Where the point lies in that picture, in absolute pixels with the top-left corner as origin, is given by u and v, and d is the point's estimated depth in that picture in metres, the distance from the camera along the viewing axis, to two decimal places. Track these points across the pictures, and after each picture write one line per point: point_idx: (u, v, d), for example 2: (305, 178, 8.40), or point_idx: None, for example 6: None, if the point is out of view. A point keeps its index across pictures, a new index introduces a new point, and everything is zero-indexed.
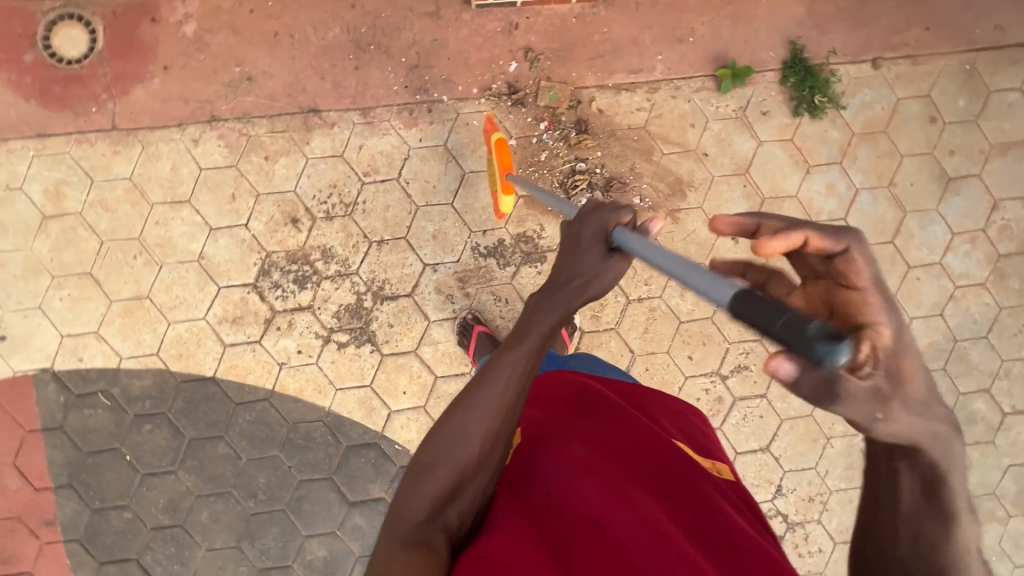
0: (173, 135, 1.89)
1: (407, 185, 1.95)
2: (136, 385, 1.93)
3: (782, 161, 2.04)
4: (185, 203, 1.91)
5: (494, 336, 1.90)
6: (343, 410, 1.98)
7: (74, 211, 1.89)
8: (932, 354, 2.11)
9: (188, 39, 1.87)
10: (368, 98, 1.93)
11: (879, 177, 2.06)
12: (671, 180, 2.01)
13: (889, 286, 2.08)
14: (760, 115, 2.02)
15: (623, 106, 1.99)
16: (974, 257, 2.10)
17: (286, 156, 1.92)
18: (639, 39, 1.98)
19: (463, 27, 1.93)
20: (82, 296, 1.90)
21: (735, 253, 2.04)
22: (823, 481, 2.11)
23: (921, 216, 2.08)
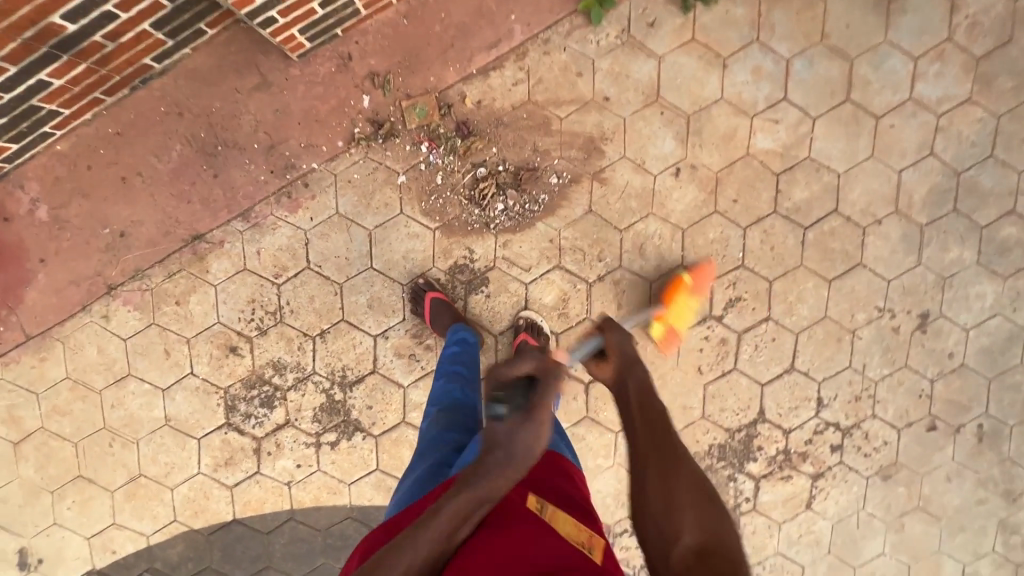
0: (84, 320, 1.83)
1: (320, 268, 1.82)
2: (172, 554, 1.97)
3: (693, 67, 1.76)
4: (127, 378, 1.87)
5: (449, 301, 1.78)
6: (364, 500, 1.96)
7: (37, 427, 1.89)
8: (937, 199, 1.85)
9: (48, 223, 1.78)
10: (242, 200, 1.79)
11: (807, 34, 1.76)
12: (581, 143, 1.79)
13: (862, 148, 1.82)
14: (649, 29, 1.74)
15: (497, 87, 1.76)
16: (949, 75, 1.79)
17: (194, 292, 1.83)
18: (483, 8, 1.72)
19: (297, 84, 1.73)
20: (86, 498, 1.93)
21: (681, 188, 1.82)
22: (864, 375, 1.94)
23: (870, 56, 1.78)
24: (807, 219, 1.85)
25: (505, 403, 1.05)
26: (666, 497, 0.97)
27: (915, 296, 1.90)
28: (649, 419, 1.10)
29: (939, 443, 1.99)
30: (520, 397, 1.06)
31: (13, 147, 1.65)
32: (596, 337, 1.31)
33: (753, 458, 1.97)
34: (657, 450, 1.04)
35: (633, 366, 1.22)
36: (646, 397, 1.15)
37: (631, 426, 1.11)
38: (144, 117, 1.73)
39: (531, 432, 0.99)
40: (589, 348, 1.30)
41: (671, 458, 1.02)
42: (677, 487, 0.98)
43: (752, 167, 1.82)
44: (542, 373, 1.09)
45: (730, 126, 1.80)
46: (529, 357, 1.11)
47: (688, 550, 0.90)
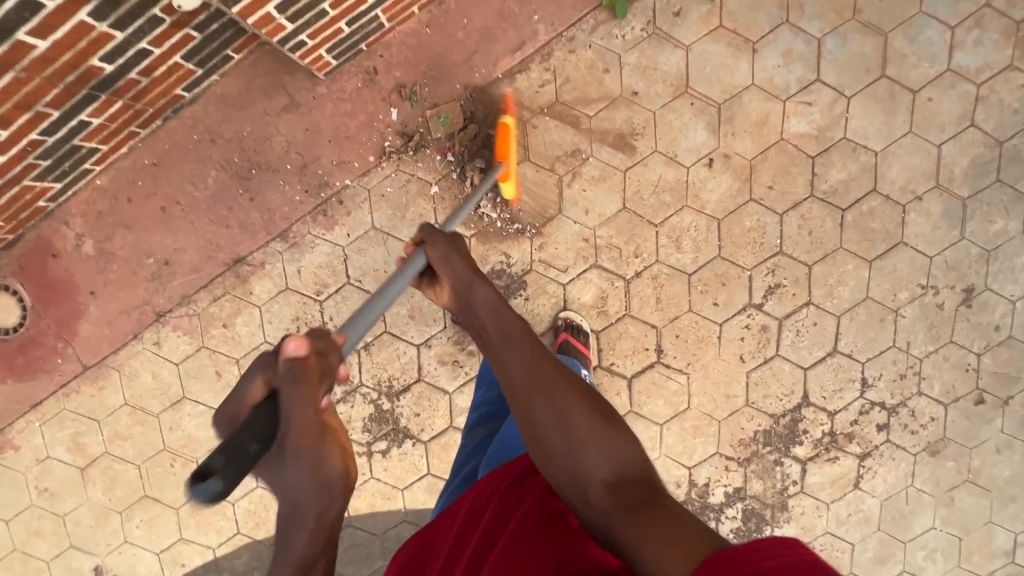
0: (137, 347, 1.89)
1: (360, 282, 1.85)
2: (238, 565, 2.04)
3: (722, 54, 1.73)
4: (183, 400, 1.92)
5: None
6: (417, 504, 2.01)
7: (101, 452, 1.96)
8: (979, 171, 1.81)
9: (95, 256, 1.82)
10: (279, 222, 1.81)
11: (838, 12, 1.72)
12: (612, 140, 1.77)
13: (900, 124, 1.78)
14: (675, 19, 1.71)
15: (524, 90, 1.74)
16: (989, 42, 1.73)
17: (240, 314, 1.87)
18: (505, 10, 1.70)
19: (326, 102, 1.74)
20: (152, 516, 2.01)
21: (715, 178, 1.80)
22: (909, 353, 1.93)
23: (905, 29, 1.73)
24: (844, 201, 1.82)
25: (222, 455, 0.74)
26: (564, 434, 0.91)
27: (959, 271, 1.87)
28: (520, 351, 1.01)
29: (988, 416, 1.97)
30: (251, 443, 0.77)
31: (56, 186, 1.68)
32: (417, 254, 1.18)
33: (799, 442, 1.97)
34: (541, 384, 0.96)
35: (472, 287, 1.12)
36: (503, 320, 1.06)
37: (507, 364, 1.01)
38: (178, 146, 1.75)
39: (298, 473, 0.83)
40: (415, 270, 1.15)
41: (554, 389, 0.95)
42: (574, 417, 0.92)
43: (786, 152, 1.79)
44: (292, 379, 0.84)
45: (762, 112, 1.76)
46: (251, 366, 0.85)
47: (602, 484, 0.87)
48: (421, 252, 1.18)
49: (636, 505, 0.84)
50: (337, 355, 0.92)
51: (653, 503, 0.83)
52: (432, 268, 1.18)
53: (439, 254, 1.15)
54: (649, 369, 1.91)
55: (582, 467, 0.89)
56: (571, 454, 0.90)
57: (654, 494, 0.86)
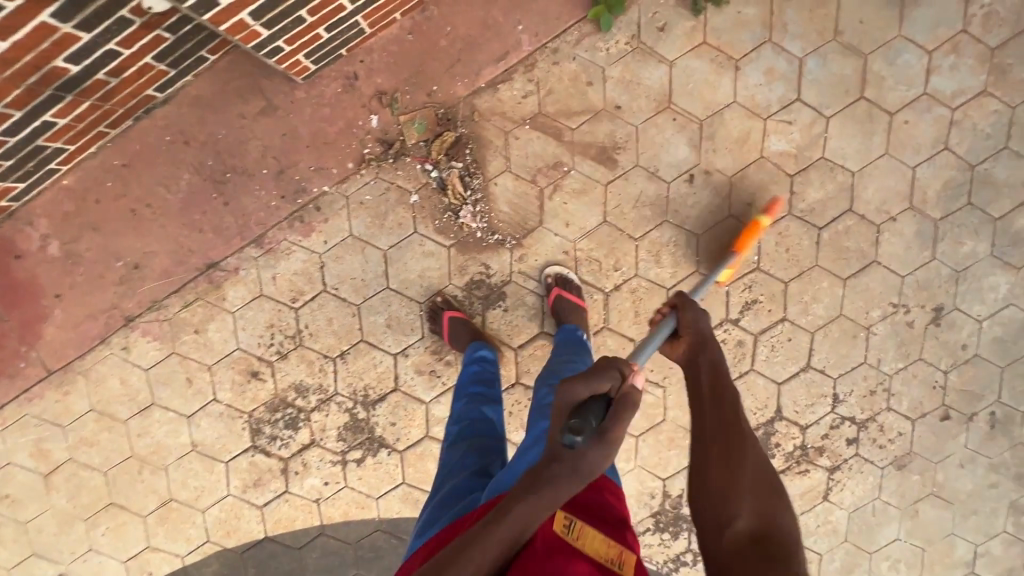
0: (104, 352, 1.83)
1: (337, 290, 1.82)
2: (207, 573, 2.01)
3: (704, 71, 1.73)
4: (152, 406, 1.88)
5: (466, 318, 1.77)
6: (392, 513, 2.00)
7: (65, 458, 1.91)
8: (951, 193, 1.85)
9: (60, 258, 1.77)
10: (254, 227, 1.77)
11: (820, 33, 1.73)
12: (594, 153, 1.77)
13: (876, 146, 1.80)
14: (659, 34, 1.71)
15: (507, 100, 1.73)
16: (964, 67, 1.76)
17: (212, 320, 1.83)
18: (489, 20, 1.68)
19: (304, 107, 1.70)
20: (119, 524, 1.96)
21: (695, 194, 1.81)
22: (879, 370, 1.97)
23: (883, 52, 1.75)
24: (821, 219, 1.85)
25: (587, 420, 0.91)
26: (728, 480, 0.98)
27: (930, 291, 1.91)
28: (724, 407, 1.08)
29: (952, 432, 2.03)
30: (596, 415, 0.93)
31: (18, 186, 1.62)
32: (669, 317, 1.31)
33: (771, 455, 2.01)
34: (731, 436, 1.04)
35: (707, 342, 1.22)
36: (720, 369, 1.15)
37: (704, 406, 1.09)
38: (150, 148, 1.71)
39: (569, 483, 0.89)
40: (665, 335, 1.30)
41: (740, 445, 1.02)
42: (744, 477, 0.98)
43: (766, 170, 1.80)
44: (628, 390, 0.99)
45: (743, 130, 1.77)
46: (612, 369, 1.00)
47: (741, 535, 0.91)
48: (672, 316, 1.31)
49: (772, 562, 0.87)
50: (626, 369, 1.03)
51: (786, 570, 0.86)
52: (678, 334, 1.31)
53: (687, 325, 1.26)
54: None
55: (730, 516, 0.94)
56: (727, 496, 0.96)
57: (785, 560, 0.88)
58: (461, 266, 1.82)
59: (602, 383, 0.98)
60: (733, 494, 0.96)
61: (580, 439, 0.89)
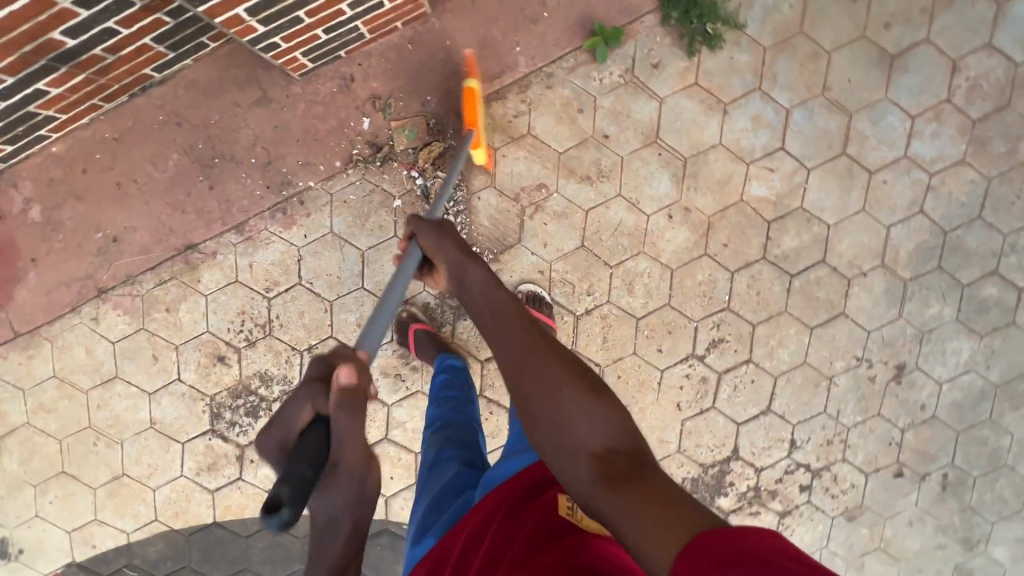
0: (73, 321, 1.84)
1: (312, 284, 1.84)
2: (152, 552, 2.01)
3: (693, 111, 1.77)
4: (115, 379, 1.88)
5: (432, 330, 1.79)
6: None
7: (22, 422, 1.91)
8: (922, 255, 1.89)
9: (41, 223, 1.78)
10: (237, 214, 1.79)
11: (809, 86, 1.77)
12: (578, 178, 1.80)
13: (853, 202, 1.84)
14: (652, 70, 1.75)
15: (498, 118, 1.76)
16: (945, 135, 1.81)
17: (185, 301, 1.84)
18: (489, 38, 1.72)
19: (298, 102, 1.73)
20: (69, 493, 1.95)
21: (673, 229, 1.84)
22: (837, 420, 1.99)
23: (869, 112, 1.79)
24: (794, 267, 1.88)
25: (286, 487, 0.86)
26: (554, 416, 0.89)
27: (893, 348, 1.95)
28: (510, 333, 1.02)
29: (904, 489, 2.05)
30: (308, 469, 0.88)
31: (7, 149, 1.64)
32: (410, 248, 1.26)
33: (724, 493, 2.02)
34: (528, 367, 0.96)
35: (465, 267, 1.16)
36: (499, 309, 1.08)
37: (501, 347, 1.01)
38: (142, 125, 1.73)
39: (344, 491, 0.94)
40: (416, 261, 1.26)
41: (546, 369, 0.94)
42: (566, 399, 0.90)
43: (744, 213, 1.84)
44: (333, 404, 0.93)
45: (725, 172, 1.81)
46: (298, 395, 0.94)
47: (589, 458, 0.84)
48: (415, 243, 1.26)
49: (623, 480, 0.79)
50: (367, 371, 1.00)
51: (640, 479, 0.80)
52: (428, 259, 1.28)
53: (434, 249, 1.21)
54: None
55: (574, 447, 0.86)
56: (558, 431, 0.88)
57: (641, 471, 0.82)
58: None
59: (301, 415, 0.94)
60: (560, 422, 0.89)
61: (287, 510, 0.85)
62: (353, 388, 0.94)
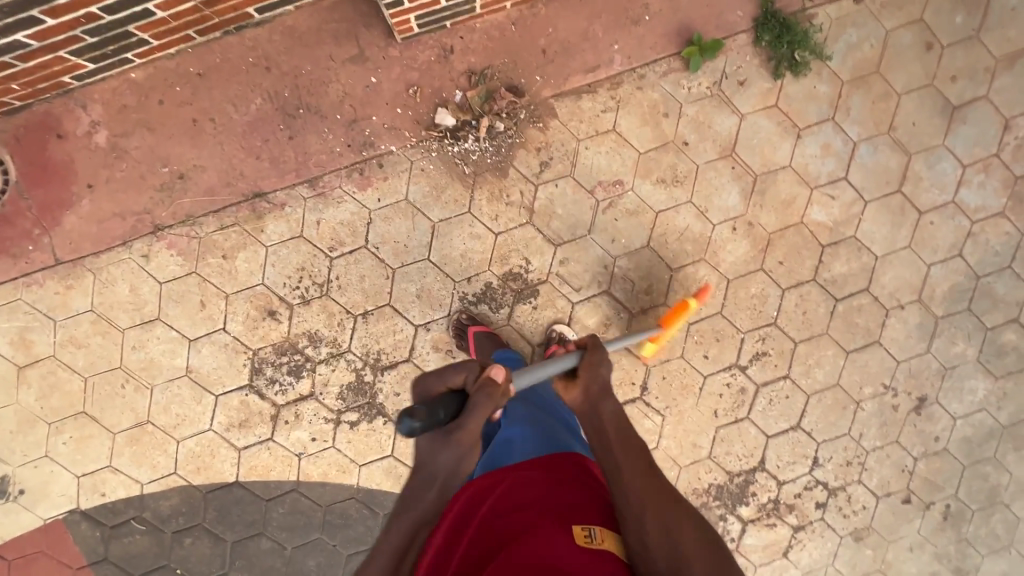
0: (122, 255, 1.76)
1: (377, 250, 1.82)
2: (164, 506, 1.92)
3: (770, 131, 1.85)
4: (156, 321, 1.81)
5: (491, 332, 1.79)
6: (371, 483, 1.96)
7: (48, 354, 1.80)
8: (955, 296, 2.01)
9: (105, 149, 1.70)
10: (312, 167, 1.76)
11: (877, 124, 1.87)
12: (654, 179, 1.84)
13: (902, 237, 1.95)
14: (738, 86, 1.81)
15: (587, 110, 1.79)
16: (990, 186, 1.95)
17: (243, 250, 1.78)
18: (590, 31, 1.75)
19: (395, 64, 1.72)
20: (85, 436, 1.86)
21: (735, 240, 1.90)
22: (858, 443, 2.08)
23: (927, 155, 1.91)
24: (839, 292, 1.97)
25: (424, 409, 1.01)
26: (656, 503, 0.99)
27: (918, 380, 2.05)
28: (634, 464, 1.06)
29: (909, 516, 2.13)
30: (440, 411, 1.04)
31: (89, 66, 1.58)
32: (575, 353, 1.26)
33: (746, 503, 2.06)
34: (632, 459, 1.08)
35: (599, 403, 1.17)
36: (630, 442, 1.11)
37: (612, 436, 1.11)
38: (231, 64, 1.69)
39: (450, 455, 1.05)
40: (562, 367, 1.24)
41: (646, 471, 1.05)
42: (666, 496, 1.01)
43: (802, 235, 1.92)
44: (480, 385, 1.11)
45: (791, 193, 1.89)
46: (568, 355, 1.25)
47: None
48: (576, 353, 1.26)
49: None
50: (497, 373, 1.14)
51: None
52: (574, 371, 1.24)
53: (586, 364, 1.22)
54: (630, 403, 1.97)
55: (675, 544, 0.94)
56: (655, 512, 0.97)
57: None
58: (503, 254, 1.84)
59: (565, 360, 1.24)
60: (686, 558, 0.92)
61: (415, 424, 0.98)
62: (585, 343, 1.27)
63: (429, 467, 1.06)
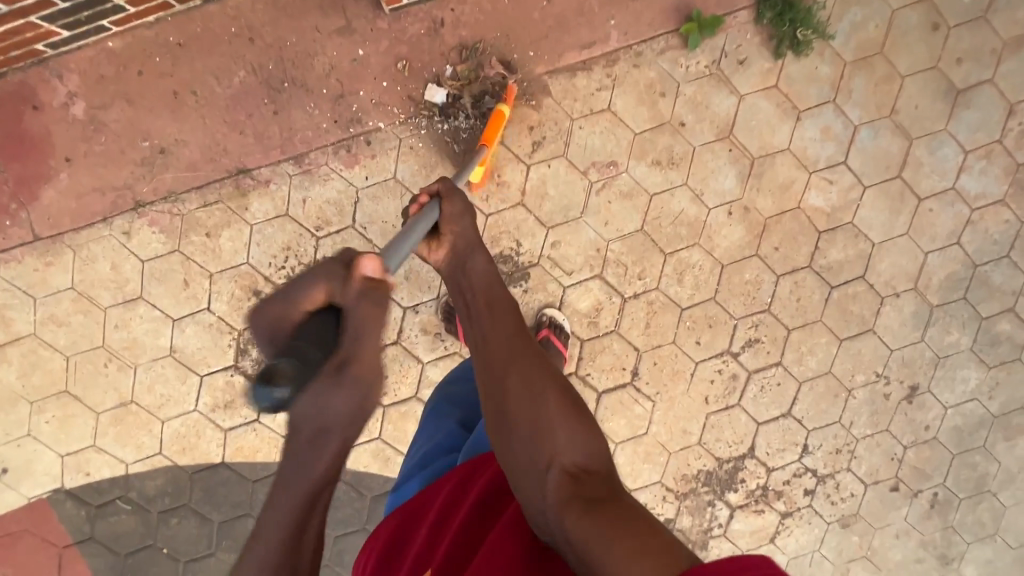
0: (102, 232, 1.72)
1: (365, 230, 1.77)
2: (150, 486, 1.90)
3: (769, 113, 1.80)
4: (138, 300, 1.77)
5: None
6: (359, 466, 1.95)
7: (29, 332, 1.77)
8: (951, 285, 1.98)
9: (82, 122, 1.65)
10: (298, 144, 1.71)
11: (879, 107, 1.83)
12: (649, 160, 1.80)
13: (900, 224, 1.92)
14: (737, 66, 1.76)
15: (581, 88, 1.74)
16: (991, 173, 1.91)
17: (227, 228, 1.74)
18: (586, 6, 1.69)
19: (383, 37, 1.66)
20: (68, 416, 1.83)
21: (731, 225, 1.87)
22: (849, 431, 2.07)
23: (929, 141, 1.86)
24: (835, 279, 1.94)
25: (289, 363, 0.79)
26: (534, 414, 0.92)
27: (911, 369, 2.04)
28: (501, 349, 1.00)
29: (897, 503, 2.13)
30: (312, 349, 0.83)
31: (63, 34, 1.52)
32: (431, 207, 1.17)
33: (735, 489, 2.06)
34: (506, 358, 1.00)
35: (468, 259, 1.16)
36: (497, 303, 1.09)
37: (488, 337, 1.04)
38: (212, 34, 1.63)
39: (346, 399, 0.81)
40: (427, 225, 1.15)
41: (524, 363, 0.98)
42: (545, 396, 0.94)
43: (798, 220, 1.88)
44: (351, 298, 0.89)
45: (788, 177, 1.85)
46: (424, 219, 1.14)
47: (564, 474, 0.88)
48: (434, 207, 1.18)
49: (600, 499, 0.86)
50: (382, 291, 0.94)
51: (613, 497, 0.87)
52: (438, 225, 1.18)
53: (456, 230, 1.18)
54: (621, 388, 1.95)
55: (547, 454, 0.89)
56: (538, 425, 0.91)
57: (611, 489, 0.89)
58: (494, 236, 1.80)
59: (421, 225, 1.13)
60: (553, 445, 0.89)
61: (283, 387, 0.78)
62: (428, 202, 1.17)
63: (321, 420, 0.81)
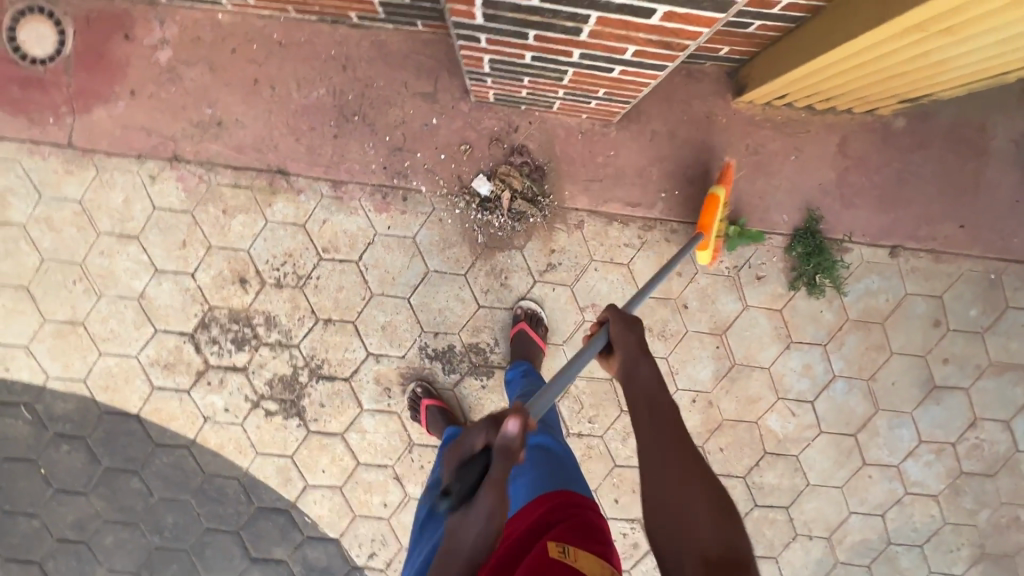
0: (131, 166, 1.77)
1: (366, 270, 1.84)
2: (59, 407, 1.91)
3: (764, 331, 1.90)
4: (133, 239, 1.81)
5: (443, 408, 1.80)
6: (259, 474, 1.96)
7: (19, 223, 1.80)
8: (861, 549, 2.03)
9: (162, 68, 1.73)
10: (342, 171, 1.78)
11: (861, 368, 1.93)
12: (642, 324, 1.88)
13: (838, 476, 1.99)
14: (754, 279, 1.87)
15: (611, 238, 1.83)
16: (935, 468, 2.00)
17: (244, 214, 1.80)
18: (646, 171, 1.80)
19: (459, 118, 1.76)
20: (16, 310, 1.85)
21: (689, 411, 1.94)
22: None
23: (892, 416, 1.96)
24: (760, 499, 2.00)
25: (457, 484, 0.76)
26: (676, 506, 0.83)
27: None
28: (660, 429, 0.91)
29: None
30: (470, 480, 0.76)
31: None
32: (600, 336, 1.07)
33: None
34: (665, 450, 0.88)
35: (633, 362, 1.00)
36: (657, 404, 0.94)
37: (644, 432, 0.91)
38: (311, 46, 1.73)
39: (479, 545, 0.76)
40: (592, 353, 1.04)
41: (677, 465, 0.86)
42: (692, 493, 0.83)
43: (750, 433, 1.96)
44: (500, 447, 0.77)
45: (757, 393, 1.93)
46: (614, 325, 1.05)
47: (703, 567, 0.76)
48: (604, 332, 1.07)
49: None
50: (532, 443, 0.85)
51: None
52: (610, 352, 1.08)
53: (616, 338, 1.03)
54: None
55: (689, 544, 0.79)
56: (677, 512, 0.82)
57: None
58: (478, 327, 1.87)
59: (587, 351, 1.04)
60: (686, 511, 0.82)
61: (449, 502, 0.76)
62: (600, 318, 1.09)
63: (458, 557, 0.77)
